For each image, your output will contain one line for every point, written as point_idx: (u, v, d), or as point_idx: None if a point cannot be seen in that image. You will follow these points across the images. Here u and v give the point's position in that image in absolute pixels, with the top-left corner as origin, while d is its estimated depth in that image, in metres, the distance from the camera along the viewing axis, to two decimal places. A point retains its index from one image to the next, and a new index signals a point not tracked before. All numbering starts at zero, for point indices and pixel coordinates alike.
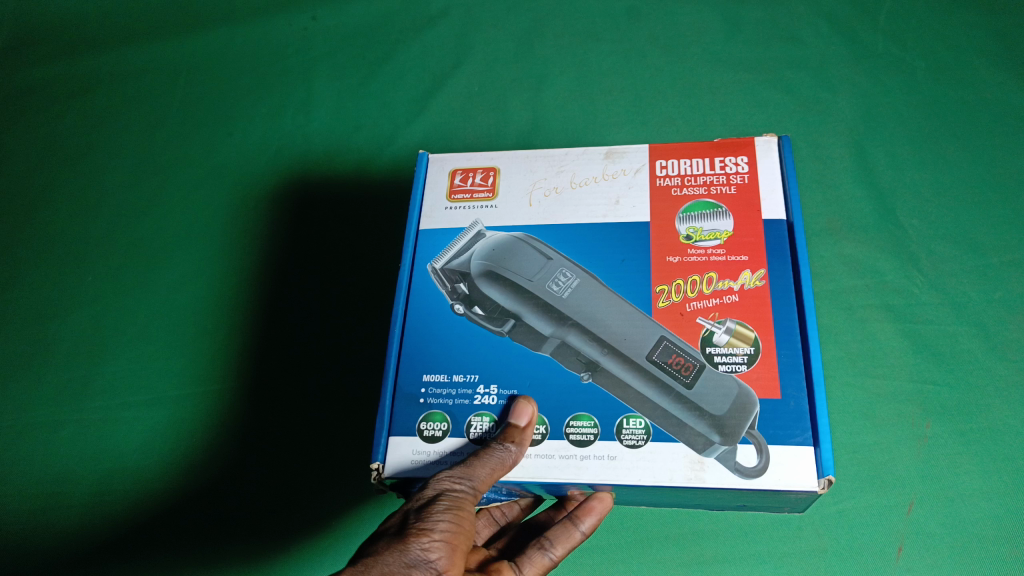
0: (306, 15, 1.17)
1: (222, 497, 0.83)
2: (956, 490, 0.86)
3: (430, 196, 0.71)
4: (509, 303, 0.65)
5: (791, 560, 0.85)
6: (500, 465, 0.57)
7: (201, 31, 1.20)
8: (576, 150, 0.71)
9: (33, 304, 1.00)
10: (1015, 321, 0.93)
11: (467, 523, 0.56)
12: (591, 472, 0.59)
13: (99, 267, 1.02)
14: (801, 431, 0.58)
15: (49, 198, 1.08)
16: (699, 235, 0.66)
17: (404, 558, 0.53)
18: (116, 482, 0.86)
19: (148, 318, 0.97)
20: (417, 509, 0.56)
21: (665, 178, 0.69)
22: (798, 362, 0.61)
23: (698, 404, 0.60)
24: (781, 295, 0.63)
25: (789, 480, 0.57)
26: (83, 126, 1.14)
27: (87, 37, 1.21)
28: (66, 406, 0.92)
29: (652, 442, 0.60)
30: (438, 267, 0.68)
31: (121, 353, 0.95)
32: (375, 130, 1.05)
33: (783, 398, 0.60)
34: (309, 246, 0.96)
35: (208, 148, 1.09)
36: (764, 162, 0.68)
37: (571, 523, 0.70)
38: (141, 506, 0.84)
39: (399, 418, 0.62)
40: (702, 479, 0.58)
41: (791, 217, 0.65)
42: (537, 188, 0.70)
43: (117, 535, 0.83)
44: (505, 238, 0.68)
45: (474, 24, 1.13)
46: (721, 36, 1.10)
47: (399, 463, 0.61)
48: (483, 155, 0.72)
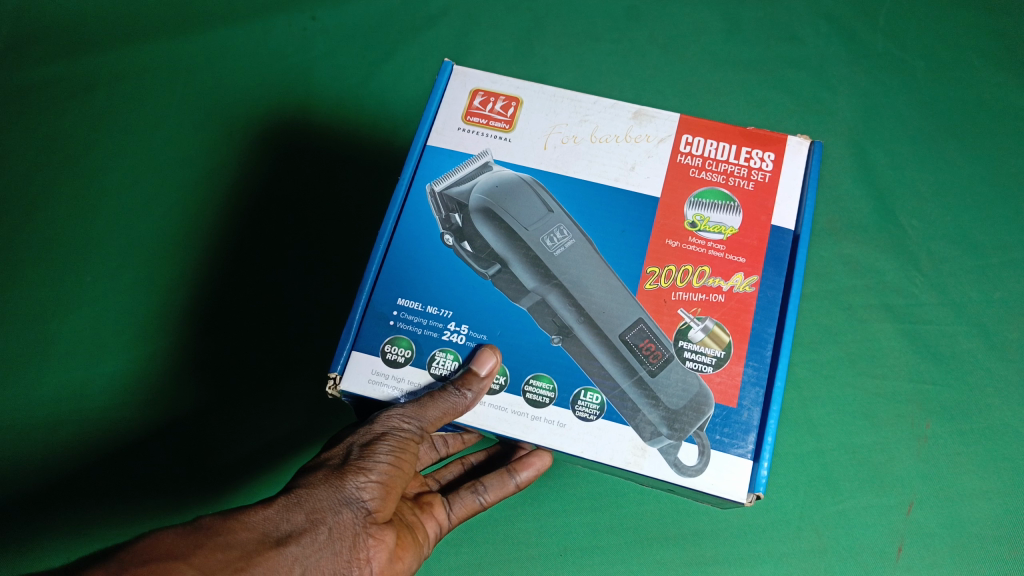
0: (305, 15, 1.09)
1: (184, 434, 0.87)
2: (956, 490, 0.88)
3: (445, 112, 0.68)
4: (499, 246, 0.63)
5: (792, 561, 0.86)
6: (452, 410, 0.58)
7: (197, 27, 1.09)
8: (606, 101, 0.68)
9: (33, 301, 0.93)
10: (1014, 321, 0.94)
11: (406, 463, 0.60)
12: (538, 433, 0.60)
13: (101, 265, 0.95)
14: (745, 444, 0.59)
15: (49, 197, 0.99)
16: (703, 225, 0.64)
17: (338, 494, 0.56)
18: (120, 473, 0.86)
19: (148, 313, 0.92)
20: (361, 444, 0.59)
21: (686, 155, 0.66)
22: (762, 376, 0.61)
23: (654, 393, 0.60)
24: (765, 307, 0.63)
25: (720, 487, 0.58)
26: (87, 127, 1.03)
27: (72, 23, 1.08)
28: (67, 404, 0.88)
29: (603, 419, 0.60)
30: (437, 190, 0.66)
31: (121, 351, 0.90)
32: (375, 129, 1.01)
33: (737, 408, 0.60)
34: (308, 235, 0.94)
35: (205, 143, 1.01)
36: (790, 164, 0.66)
37: (507, 473, 0.70)
38: (106, 441, 0.87)
39: (365, 334, 0.62)
40: (640, 466, 0.59)
41: (799, 229, 0.64)
42: (554, 132, 0.67)
43: (81, 469, 0.86)
44: (512, 176, 0.65)
45: (474, 24, 1.09)
46: (720, 37, 1.08)
47: (355, 381, 0.61)
48: (511, 82, 0.69)
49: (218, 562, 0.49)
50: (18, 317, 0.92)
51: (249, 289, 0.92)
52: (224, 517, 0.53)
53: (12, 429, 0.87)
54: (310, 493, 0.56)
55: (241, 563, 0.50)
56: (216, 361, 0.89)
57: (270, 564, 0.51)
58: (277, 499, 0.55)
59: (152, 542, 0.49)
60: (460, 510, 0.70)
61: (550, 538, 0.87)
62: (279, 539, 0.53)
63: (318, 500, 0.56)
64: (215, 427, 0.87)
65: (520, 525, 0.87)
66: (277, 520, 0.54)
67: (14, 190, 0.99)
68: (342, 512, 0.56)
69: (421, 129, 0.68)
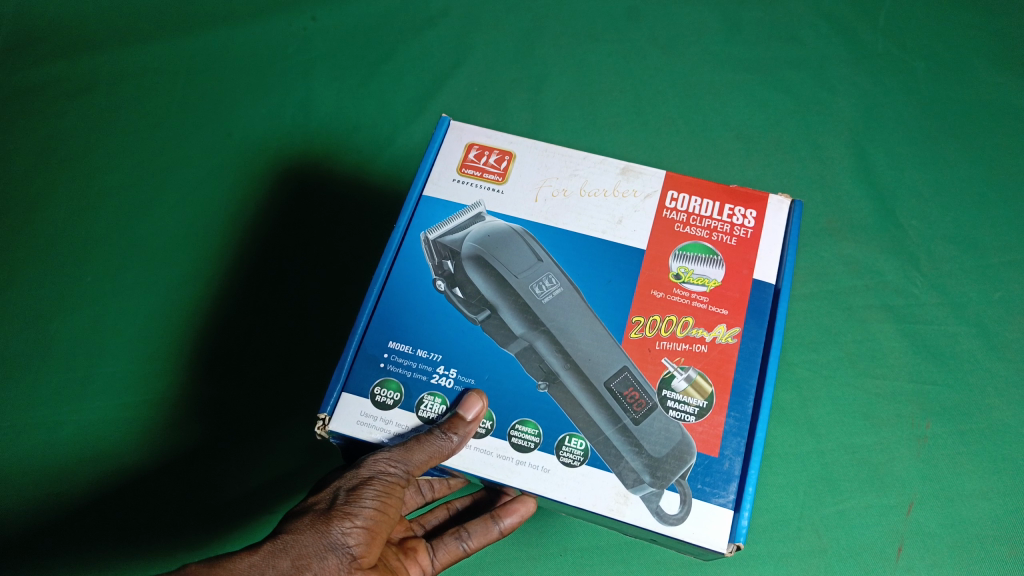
0: (303, 16, 1.08)
1: (187, 471, 0.86)
2: (956, 490, 0.89)
3: (441, 163, 0.69)
4: (490, 292, 0.63)
5: (791, 561, 0.86)
6: (438, 454, 0.58)
7: (196, 30, 1.08)
8: (596, 156, 0.69)
9: (32, 305, 0.93)
10: (1014, 321, 0.95)
11: (392, 507, 0.60)
12: (522, 478, 0.60)
13: (100, 269, 0.95)
14: (726, 492, 0.59)
15: (48, 200, 0.99)
16: (688, 277, 0.65)
17: (324, 540, 0.57)
18: (118, 476, 0.85)
19: (147, 317, 0.92)
20: (347, 488, 0.59)
21: (672, 211, 0.67)
22: (743, 426, 0.61)
23: (637, 440, 0.60)
24: (746, 357, 0.63)
25: (700, 536, 0.58)
26: (86, 130, 1.03)
27: (71, 24, 1.08)
28: (68, 408, 0.88)
29: (587, 465, 0.60)
30: (431, 237, 0.66)
31: (121, 354, 0.91)
32: (373, 135, 1.01)
33: (719, 457, 0.61)
34: (310, 243, 0.94)
35: (204, 150, 1.01)
36: (771, 222, 0.67)
37: (491, 519, 0.72)
38: (109, 473, 0.85)
39: (356, 375, 0.62)
40: (621, 513, 0.59)
41: (780, 282, 0.65)
42: (545, 185, 0.67)
43: (83, 506, 0.85)
44: (503, 226, 0.66)
45: (472, 24, 1.07)
46: (720, 35, 1.07)
47: (344, 421, 0.61)
48: (505, 136, 0.69)
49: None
50: (18, 322, 0.92)
51: (252, 299, 0.92)
52: (210, 564, 0.53)
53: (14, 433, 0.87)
54: (296, 540, 0.57)
55: None
56: (218, 404, 0.88)
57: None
58: (263, 546, 0.56)
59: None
60: (444, 555, 0.72)
61: (551, 539, 0.88)
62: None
63: (305, 547, 0.56)
64: (210, 465, 0.86)
65: (522, 530, 0.88)
66: (263, 567, 0.54)
67: (13, 192, 0.99)
68: (327, 558, 0.56)
69: (417, 179, 0.68)
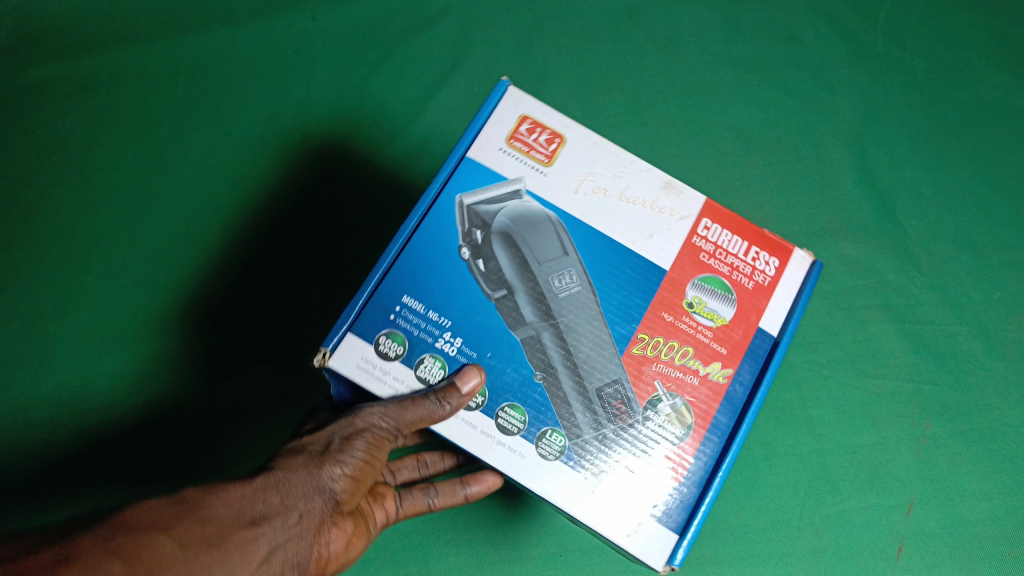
0: (304, 15, 1.07)
1: (174, 417, 0.89)
2: (956, 490, 0.89)
3: (491, 128, 0.66)
4: (511, 273, 0.63)
5: (791, 560, 0.86)
6: (427, 418, 0.58)
7: (194, 29, 1.07)
8: (643, 164, 0.67)
9: (30, 305, 0.93)
10: (1013, 321, 0.95)
11: (378, 459, 0.62)
12: (498, 458, 0.61)
13: (98, 267, 0.95)
14: (675, 520, 0.61)
15: (48, 197, 0.99)
16: (699, 308, 0.65)
17: (313, 482, 0.60)
18: (112, 436, 0.88)
19: (146, 317, 0.93)
20: (341, 435, 0.61)
21: (701, 239, 0.66)
22: (707, 465, 0.63)
23: (610, 449, 0.62)
24: (729, 400, 0.64)
25: (642, 551, 0.60)
26: (87, 129, 1.03)
27: (66, 21, 1.07)
28: (68, 406, 0.89)
29: (560, 462, 0.61)
30: (467, 202, 0.64)
31: (120, 353, 0.91)
32: (373, 134, 1.01)
33: (679, 485, 0.62)
34: (314, 242, 0.95)
35: (205, 149, 1.01)
36: (788, 277, 0.67)
37: (458, 483, 0.70)
38: (100, 424, 0.89)
39: (365, 321, 0.62)
40: (578, 512, 0.61)
41: (780, 337, 0.65)
42: (587, 179, 0.66)
43: (73, 452, 0.88)
44: (539, 211, 0.64)
45: (473, 23, 1.06)
46: (721, 35, 1.06)
47: (344, 362, 0.61)
48: (561, 117, 0.67)
49: (195, 535, 0.54)
50: (15, 321, 0.93)
51: (251, 295, 0.93)
52: (203, 489, 0.57)
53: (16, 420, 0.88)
54: (287, 477, 0.60)
55: (217, 540, 0.55)
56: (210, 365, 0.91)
57: (239, 543, 0.55)
58: (255, 480, 0.59)
59: (141, 512, 0.54)
60: (409, 507, 0.70)
61: (550, 539, 0.88)
62: (251, 520, 0.57)
63: (294, 486, 0.59)
64: (196, 426, 0.89)
65: (520, 528, 0.88)
66: (253, 500, 0.58)
67: (12, 190, 0.99)
68: (313, 500, 0.59)
69: (464, 138, 0.66)
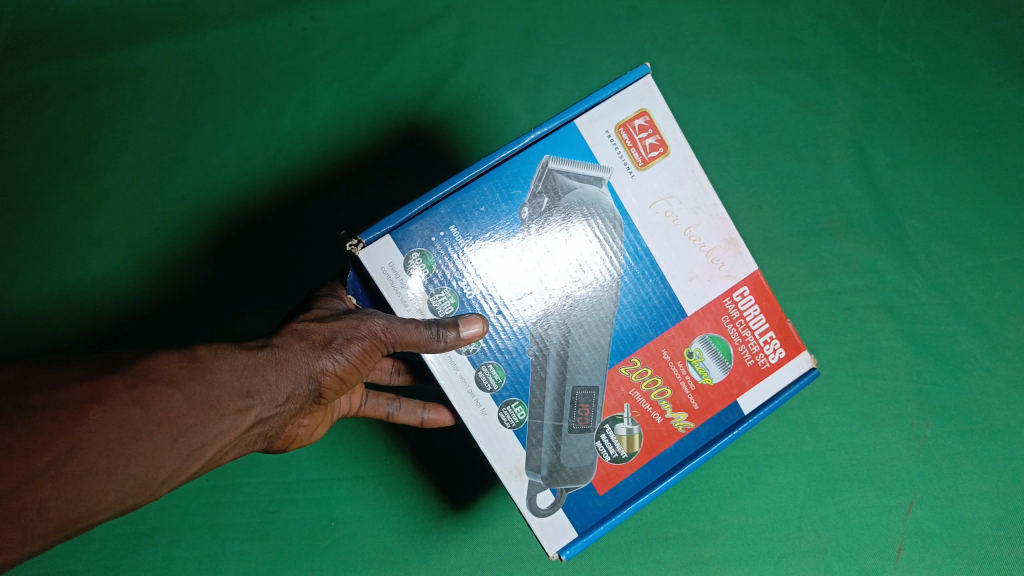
0: (304, 15, 1.05)
1: (163, 316, 0.98)
2: (956, 490, 0.90)
3: (610, 108, 0.63)
4: (551, 255, 0.63)
5: (791, 560, 0.88)
6: (420, 342, 0.60)
7: (190, 26, 1.05)
8: (722, 211, 0.65)
9: (34, 303, 0.98)
10: (1014, 321, 0.95)
11: (365, 365, 0.66)
12: (463, 405, 0.63)
13: (99, 266, 0.99)
14: (581, 523, 0.65)
15: (50, 199, 1.01)
16: (694, 360, 0.65)
17: (305, 369, 0.63)
18: (104, 334, 0.98)
19: (148, 313, 0.98)
20: (343, 335, 0.64)
21: (732, 302, 0.66)
22: (632, 491, 0.65)
23: (560, 441, 0.64)
24: (678, 448, 0.66)
25: (541, 533, 0.64)
26: (87, 130, 1.02)
27: (56, 17, 1.04)
28: (67, 334, 0.97)
29: (511, 432, 0.63)
30: (550, 164, 0.62)
31: (124, 342, 0.98)
32: (374, 134, 1.02)
33: (600, 496, 0.65)
34: (314, 238, 1.00)
35: (208, 151, 1.02)
36: (782, 374, 0.67)
37: (420, 409, 0.83)
38: (97, 316, 0.98)
39: (409, 232, 0.61)
40: (505, 480, 0.64)
41: (748, 420, 0.66)
42: (664, 200, 0.64)
43: (71, 334, 0.97)
44: (608, 210, 0.63)
45: (473, 23, 1.06)
46: (720, 36, 1.06)
47: (373, 260, 0.61)
48: (678, 130, 0.64)
49: (204, 396, 0.57)
50: (20, 316, 0.98)
51: (254, 278, 0.99)
52: (213, 352, 0.60)
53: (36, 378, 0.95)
54: (285, 359, 0.63)
55: (214, 403, 0.58)
56: (207, 295, 0.99)
57: (235, 411, 0.59)
58: (258, 354, 0.62)
59: (159, 363, 0.57)
60: (369, 409, 0.83)
61: None
62: (247, 391, 0.60)
63: (288, 368, 0.62)
64: (182, 327, 0.98)
65: (520, 526, 0.88)
66: (252, 374, 0.61)
67: (14, 193, 1.01)
68: (299, 386, 0.63)
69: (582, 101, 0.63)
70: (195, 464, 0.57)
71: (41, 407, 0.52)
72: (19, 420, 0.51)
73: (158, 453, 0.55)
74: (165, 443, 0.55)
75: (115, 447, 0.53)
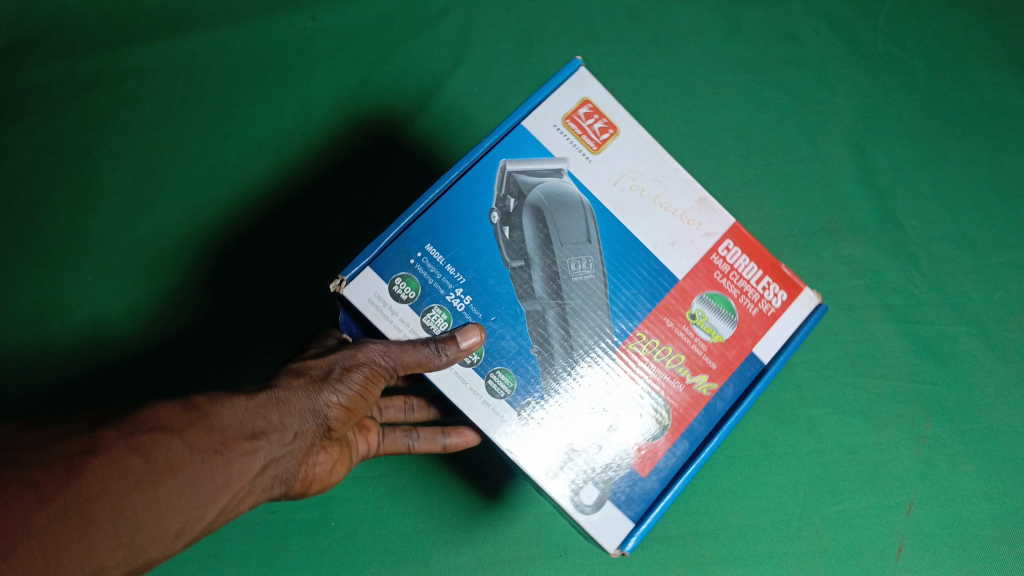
0: (303, 14, 1.06)
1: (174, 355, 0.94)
2: (956, 490, 0.90)
3: (551, 103, 0.65)
4: (533, 247, 0.63)
5: (791, 560, 0.88)
6: (423, 363, 0.59)
7: (191, 27, 1.05)
8: (685, 174, 0.67)
9: (33, 305, 0.95)
10: (1014, 320, 0.95)
11: (372, 393, 0.64)
12: (480, 415, 0.62)
13: (100, 268, 0.97)
14: (634, 508, 0.62)
15: (50, 200, 0.99)
16: (700, 321, 0.65)
17: (309, 405, 0.61)
18: (111, 371, 0.93)
19: (148, 316, 0.95)
20: (342, 365, 0.63)
21: (720, 258, 0.66)
22: (676, 464, 0.64)
23: (587, 432, 0.63)
24: (710, 410, 0.65)
25: (597, 531, 0.62)
26: (88, 131, 1.02)
27: (59, 21, 1.05)
28: (68, 365, 0.93)
29: (536, 433, 0.63)
30: (509, 167, 0.64)
31: (124, 349, 0.94)
32: (374, 133, 1.01)
33: (645, 478, 0.63)
34: (316, 239, 0.97)
35: (206, 150, 1.01)
36: (793, 313, 0.67)
37: (440, 433, 0.79)
38: (103, 357, 0.93)
39: (386, 258, 0.62)
40: (545, 484, 0.62)
41: (771, 365, 0.66)
42: (627, 176, 0.65)
43: (74, 382, 0.92)
44: (574, 195, 0.64)
45: (473, 23, 1.06)
46: (720, 36, 1.06)
47: (358, 293, 0.62)
48: (621, 109, 0.67)
49: (204, 441, 0.57)
50: (20, 320, 0.95)
51: (261, 287, 0.95)
52: (212, 399, 0.59)
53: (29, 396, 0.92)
54: (287, 397, 0.61)
55: (217, 448, 0.57)
56: (219, 322, 0.95)
57: (240, 454, 0.58)
58: (258, 395, 0.60)
59: (154, 413, 0.56)
60: (388, 444, 0.77)
61: (551, 539, 0.88)
62: (252, 433, 0.59)
63: (292, 406, 0.61)
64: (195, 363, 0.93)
65: (521, 527, 0.88)
66: (254, 415, 0.59)
67: (14, 193, 1.00)
68: (307, 422, 0.61)
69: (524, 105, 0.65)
70: (208, 513, 0.56)
71: (38, 466, 0.52)
72: (18, 477, 0.52)
73: (164, 505, 0.54)
74: (171, 494, 0.55)
75: (117, 502, 0.53)
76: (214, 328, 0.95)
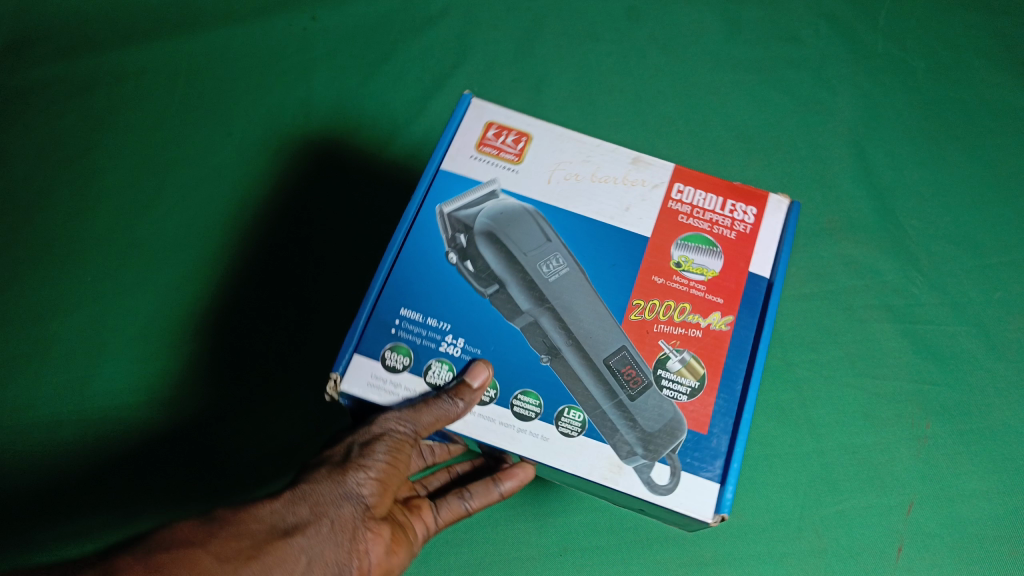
0: (306, 16, 1.08)
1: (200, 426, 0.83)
2: (957, 490, 0.89)
3: (460, 139, 0.69)
4: (499, 268, 0.64)
5: (791, 561, 0.86)
6: (444, 417, 0.59)
7: (200, 31, 1.07)
8: (609, 145, 0.69)
9: (31, 304, 0.91)
10: (1014, 320, 0.95)
11: (401, 462, 0.62)
12: (522, 445, 0.61)
13: (99, 266, 0.93)
14: (713, 466, 0.61)
15: (51, 200, 0.97)
16: (687, 266, 0.65)
17: (340, 489, 0.59)
18: (129, 433, 0.83)
19: (148, 315, 0.90)
20: (360, 442, 0.60)
21: (676, 203, 0.68)
22: (731, 407, 0.63)
23: (631, 414, 0.61)
24: (738, 345, 0.64)
25: (687, 505, 0.59)
26: (91, 130, 1.02)
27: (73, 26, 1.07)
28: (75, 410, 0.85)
29: (584, 436, 0.61)
30: (445, 211, 0.66)
31: (123, 353, 0.88)
32: (375, 131, 1.01)
33: (709, 434, 0.62)
34: (320, 241, 0.92)
35: (207, 148, 1.00)
36: (770, 219, 0.68)
37: (492, 482, 0.70)
38: (121, 427, 0.84)
39: (367, 338, 0.62)
40: (615, 481, 0.60)
41: (774, 277, 0.66)
42: (558, 169, 0.68)
43: (89, 466, 0.82)
44: (515, 206, 0.66)
45: (475, 24, 1.07)
46: (720, 37, 1.07)
47: (355, 382, 0.61)
48: (523, 118, 0.70)
49: (235, 548, 0.52)
50: (19, 320, 0.90)
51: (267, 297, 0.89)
52: (235, 509, 0.56)
53: (15, 433, 0.84)
54: (314, 489, 0.58)
55: (252, 552, 0.53)
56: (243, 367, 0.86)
57: (279, 553, 0.54)
58: (283, 494, 0.58)
59: (174, 530, 0.52)
60: (446, 513, 0.71)
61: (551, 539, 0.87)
62: (285, 529, 0.55)
63: (321, 495, 0.58)
64: (222, 425, 0.84)
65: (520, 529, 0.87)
66: (283, 513, 0.56)
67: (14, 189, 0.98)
68: (343, 506, 0.58)
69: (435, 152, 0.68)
70: None
71: None
72: None
73: None
74: None
75: None
76: (238, 375, 0.86)
